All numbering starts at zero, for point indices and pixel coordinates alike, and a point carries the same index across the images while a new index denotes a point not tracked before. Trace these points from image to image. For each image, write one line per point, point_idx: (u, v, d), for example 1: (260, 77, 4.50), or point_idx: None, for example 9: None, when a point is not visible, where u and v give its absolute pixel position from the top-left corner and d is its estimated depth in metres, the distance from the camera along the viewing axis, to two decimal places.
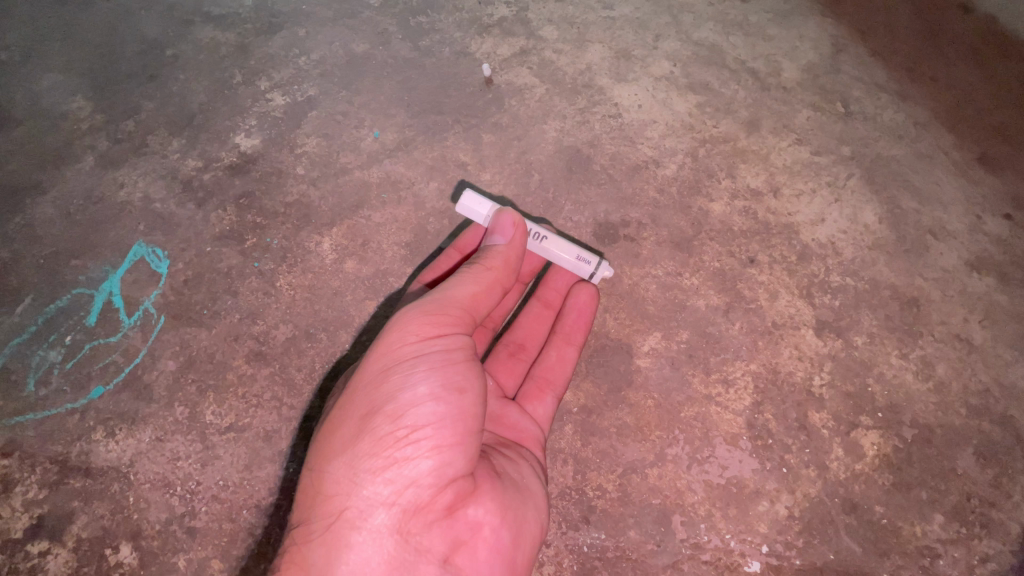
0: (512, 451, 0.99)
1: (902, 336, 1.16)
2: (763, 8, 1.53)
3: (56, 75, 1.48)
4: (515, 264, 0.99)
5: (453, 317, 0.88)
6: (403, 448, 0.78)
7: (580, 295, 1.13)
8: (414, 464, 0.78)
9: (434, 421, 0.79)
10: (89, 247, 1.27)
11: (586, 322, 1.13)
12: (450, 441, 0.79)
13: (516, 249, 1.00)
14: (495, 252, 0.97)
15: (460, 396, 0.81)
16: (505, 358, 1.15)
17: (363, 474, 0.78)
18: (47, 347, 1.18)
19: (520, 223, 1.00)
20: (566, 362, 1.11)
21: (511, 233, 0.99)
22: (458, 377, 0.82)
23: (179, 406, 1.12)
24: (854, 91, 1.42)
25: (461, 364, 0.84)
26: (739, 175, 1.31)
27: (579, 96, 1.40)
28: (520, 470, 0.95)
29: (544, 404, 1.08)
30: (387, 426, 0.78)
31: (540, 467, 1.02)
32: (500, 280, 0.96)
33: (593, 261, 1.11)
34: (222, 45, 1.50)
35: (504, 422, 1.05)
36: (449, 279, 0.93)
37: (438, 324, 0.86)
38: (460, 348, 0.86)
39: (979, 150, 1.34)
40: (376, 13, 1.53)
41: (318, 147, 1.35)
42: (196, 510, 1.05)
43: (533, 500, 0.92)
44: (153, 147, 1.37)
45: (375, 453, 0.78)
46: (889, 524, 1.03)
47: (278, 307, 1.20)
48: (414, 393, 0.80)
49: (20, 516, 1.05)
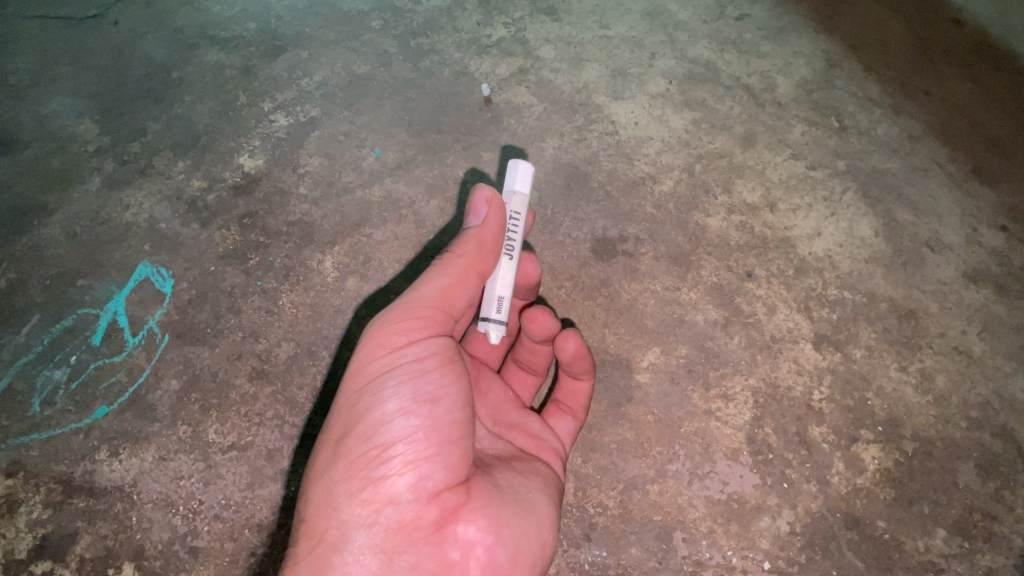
0: (524, 464, 0.97)
1: (901, 349, 1.16)
2: (756, 26, 1.56)
3: (64, 99, 1.52)
4: (492, 246, 0.90)
5: (423, 321, 0.85)
6: (377, 466, 0.77)
7: (566, 347, 1.02)
8: (391, 482, 0.77)
9: (406, 436, 0.78)
10: (95, 267, 1.28)
11: (589, 362, 1.05)
12: (425, 454, 0.79)
13: (496, 230, 0.90)
14: (467, 235, 0.89)
15: (432, 406, 0.80)
16: (517, 369, 1.17)
17: (341, 497, 0.78)
18: (52, 366, 1.19)
19: (495, 200, 0.89)
20: (579, 394, 1.09)
21: (484, 212, 0.89)
22: (429, 388, 0.81)
23: (182, 425, 1.13)
24: (848, 105, 1.43)
25: (433, 373, 0.82)
26: (736, 191, 1.32)
27: (577, 114, 1.42)
28: (526, 484, 0.93)
29: (566, 422, 1.09)
30: (360, 445, 0.78)
31: (555, 478, 1.00)
32: (472, 266, 0.88)
33: (502, 316, 0.97)
34: (226, 68, 1.53)
35: (526, 430, 1.05)
36: (420, 277, 0.89)
37: (407, 332, 0.84)
38: (432, 356, 0.83)
39: (974, 163, 1.35)
40: (377, 35, 1.56)
41: (320, 166, 1.38)
42: (199, 530, 1.05)
43: (534, 516, 0.89)
44: (158, 168, 1.40)
45: (350, 475, 0.78)
46: (891, 539, 1.03)
47: (280, 325, 1.21)
48: (383, 410, 0.79)
49: (24, 536, 1.06)
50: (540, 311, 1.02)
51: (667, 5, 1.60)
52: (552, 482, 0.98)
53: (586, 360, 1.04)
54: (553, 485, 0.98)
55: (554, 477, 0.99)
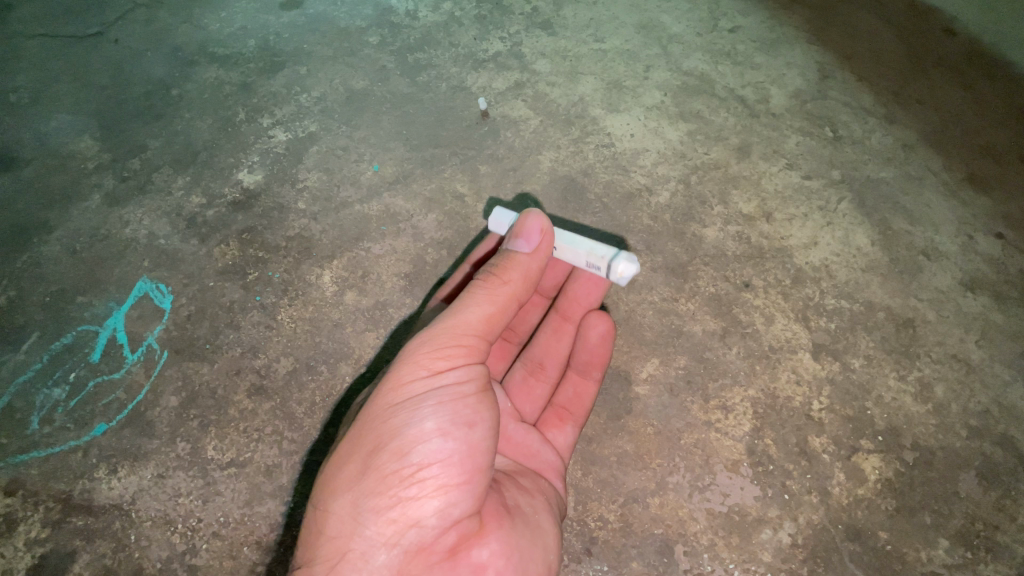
0: (530, 482, 0.97)
1: (899, 357, 1.16)
2: (750, 38, 1.58)
3: (65, 116, 1.53)
4: (536, 278, 0.91)
5: (467, 347, 0.85)
6: (410, 486, 0.77)
7: (595, 328, 1.05)
8: (420, 504, 0.77)
9: (441, 458, 0.78)
10: (94, 284, 1.29)
11: (608, 352, 1.07)
12: (457, 480, 0.78)
13: (542, 261, 0.91)
14: (518, 262, 0.89)
15: (468, 431, 0.80)
16: (523, 377, 1.14)
17: (368, 513, 0.76)
18: (51, 384, 1.19)
19: (548, 230, 0.89)
20: (583, 399, 1.09)
21: (538, 242, 0.88)
22: (467, 412, 0.81)
23: (180, 442, 1.13)
24: (841, 115, 1.45)
25: (471, 398, 0.82)
26: (731, 201, 1.33)
27: (572, 127, 1.43)
28: (536, 506, 0.92)
29: (565, 434, 1.08)
30: (393, 463, 0.77)
31: (560, 494, 1.00)
32: (516, 293, 0.89)
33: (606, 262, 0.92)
34: (226, 84, 1.55)
35: (525, 445, 1.04)
36: (462, 298, 0.88)
37: (450, 356, 0.84)
38: (472, 381, 0.83)
39: (968, 171, 1.36)
40: (375, 51, 1.58)
41: (319, 181, 1.39)
42: (197, 548, 1.05)
43: (544, 540, 0.89)
44: (158, 184, 1.41)
45: (381, 491, 0.77)
46: (893, 550, 1.02)
47: (279, 340, 1.21)
48: (421, 429, 0.78)
49: (23, 556, 1.05)
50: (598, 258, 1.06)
51: (661, 19, 1.62)
52: (556, 502, 0.98)
53: (606, 348, 1.07)
54: (556, 502, 0.98)
55: (558, 495, 0.99)
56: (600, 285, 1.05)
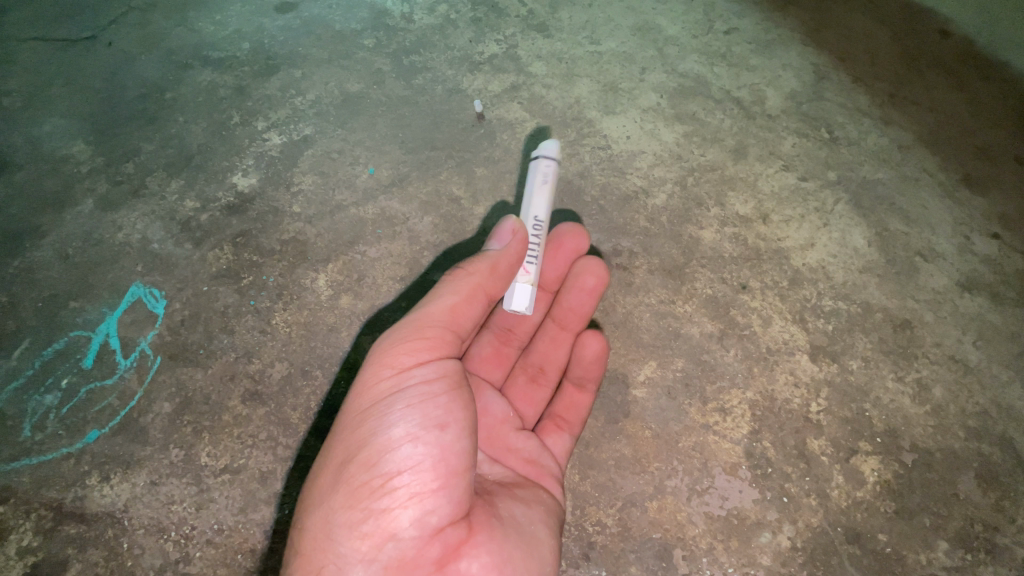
0: (527, 492, 0.95)
1: (897, 359, 1.16)
2: (746, 39, 1.58)
3: (58, 120, 1.52)
4: (505, 272, 0.91)
5: (432, 342, 0.85)
6: (381, 497, 0.76)
7: (589, 346, 1.08)
8: (394, 515, 0.76)
9: (412, 465, 0.77)
10: (87, 290, 1.28)
11: (602, 370, 1.10)
12: (431, 486, 0.77)
13: (518, 256, 0.93)
14: (485, 256, 0.90)
15: (439, 433, 0.79)
16: (524, 384, 1.15)
17: (340, 529, 0.76)
18: (43, 391, 1.18)
19: (520, 231, 0.91)
20: (580, 407, 1.10)
21: (508, 240, 0.91)
22: (436, 413, 0.80)
23: (174, 449, 1.11)
24: (837, 117, 1.45)
25: (441, 398, 0.81)
26: (728, 203, 1.33)
27: (568, 129, 1.43)
28: (528, 515, 0.90)
29: (562, 439, 1.08)
30: (363, 474, 0.77)
31: (558, 503, 0.99)
32: (482, 286, 0.89)
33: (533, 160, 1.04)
34: (221, 88, 1.54)
35: (523, 454, 1.03)
36: (429, 293, 0.89)
37: (416, 353, 0.84)
38: (440, 380, 0.82)
39: (964, 172, 1.36)
40: (370, 54, 1.58)
41: (314, 184, 1.38)
42: (191, 556, 1.03)
43: (539, 550, 0.86)
44: (151, 189, 1.40)
45: (352, 505, 0.76)
46: (893, 553, 1.02)
47: (274, 345, 1.20)
48: (389, 436, 0.78)
49: (14, 564, 1.04)
50: (593, 263, 1.11)
51: (657, 21, 1.62)
52: (554, 513, 0.95)
53: (601, 364, 1.09)
54: (555, 512, 0.96)
55: (556, 506, 0.98)
56: (594, 293, 1.11)
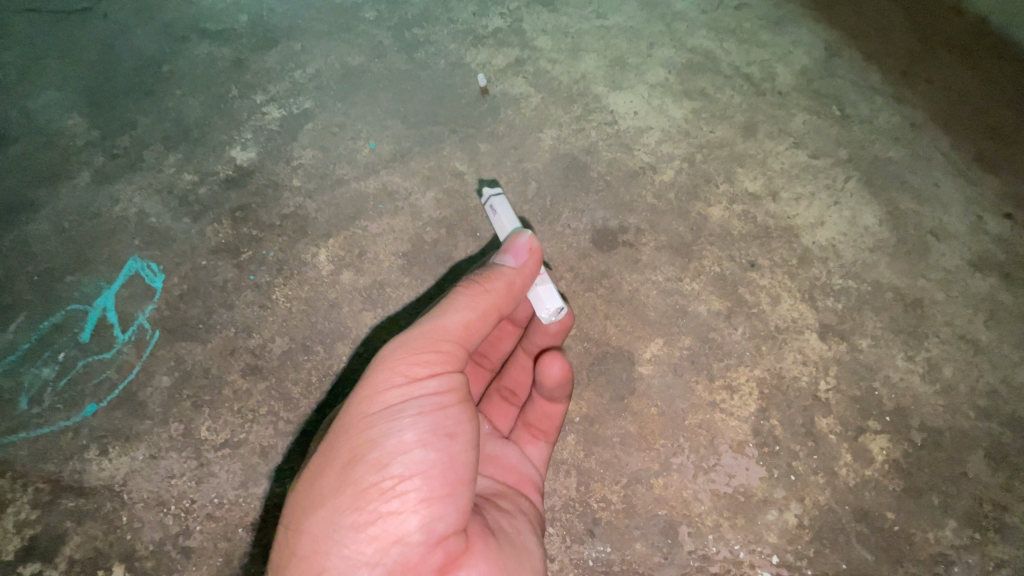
0: (509, 502, 0.94)
1: (907, 338, 1.14)
2: (756, 14, 1.54)
3: (52, 92, 1.49)
4: (519, 293, 0.89)
5: (444, 355, 0.82)
6: (390, 500, 0.73)
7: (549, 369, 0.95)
8: (401, 519, 0.73)
9: (423, 470, 0.74)
10: (83, 263, 1.25)
11: (568, 389, 1.00)
12: (440, 493, 0.75)
13: (527, 279, 0.89)
14: (501, 274, 0.87)
15: (449, 442, 0.77)
16: (498, 402, 1.13)
17: (344, 530, 0.72)
18: (40, 364, 1.16)
19: (537, 250, 0.89)
20: (555, 418, 1.04)
21: (524, 258, 0.88)
22: (448, 423, 0.78)
23: (173, 423, 1.10)
24: (849, 94, 1.42)
25: (452, 408, 0.79)
26: (737, 180, 1.30)
27: (574, 104, 1.40)
28: (516, 526, 0.90)
29: (538, 447, 1.05)
30: (372, 476, 0.73)
31: (539, 514, 0.98)
32: (498, 305, 0.87)
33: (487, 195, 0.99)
34: (218, 60, 1.50)
35: (503, 463, 1.02)
36: (441, 304, 0.86)
37: (429, 363, 0.81)
38: (451, 392, 0.80)
39: (978, 150, 1.34)
40: (370, 26, 1.54)
41: (314, 159, 1.35)
42: (191, 529, 1.03)
43: (530, 562, 0.85)
44: (148, 162, 1.37)
45: (359, 506, 0.73)
46: (900, 531, 1.01)
47: (274, 320, 1.18)
48: (401, 439, 0.75)
49: (13, 537, 1.03)
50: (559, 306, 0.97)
51: None
52: (535, 522, 0.95)
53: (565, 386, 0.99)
54: (535, 521, 0.95)
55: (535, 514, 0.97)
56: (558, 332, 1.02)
